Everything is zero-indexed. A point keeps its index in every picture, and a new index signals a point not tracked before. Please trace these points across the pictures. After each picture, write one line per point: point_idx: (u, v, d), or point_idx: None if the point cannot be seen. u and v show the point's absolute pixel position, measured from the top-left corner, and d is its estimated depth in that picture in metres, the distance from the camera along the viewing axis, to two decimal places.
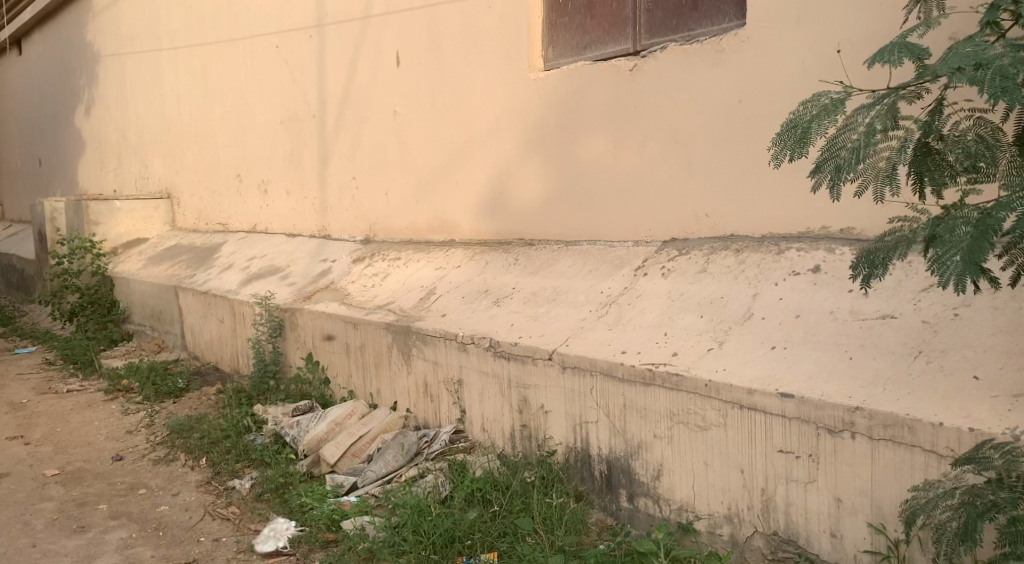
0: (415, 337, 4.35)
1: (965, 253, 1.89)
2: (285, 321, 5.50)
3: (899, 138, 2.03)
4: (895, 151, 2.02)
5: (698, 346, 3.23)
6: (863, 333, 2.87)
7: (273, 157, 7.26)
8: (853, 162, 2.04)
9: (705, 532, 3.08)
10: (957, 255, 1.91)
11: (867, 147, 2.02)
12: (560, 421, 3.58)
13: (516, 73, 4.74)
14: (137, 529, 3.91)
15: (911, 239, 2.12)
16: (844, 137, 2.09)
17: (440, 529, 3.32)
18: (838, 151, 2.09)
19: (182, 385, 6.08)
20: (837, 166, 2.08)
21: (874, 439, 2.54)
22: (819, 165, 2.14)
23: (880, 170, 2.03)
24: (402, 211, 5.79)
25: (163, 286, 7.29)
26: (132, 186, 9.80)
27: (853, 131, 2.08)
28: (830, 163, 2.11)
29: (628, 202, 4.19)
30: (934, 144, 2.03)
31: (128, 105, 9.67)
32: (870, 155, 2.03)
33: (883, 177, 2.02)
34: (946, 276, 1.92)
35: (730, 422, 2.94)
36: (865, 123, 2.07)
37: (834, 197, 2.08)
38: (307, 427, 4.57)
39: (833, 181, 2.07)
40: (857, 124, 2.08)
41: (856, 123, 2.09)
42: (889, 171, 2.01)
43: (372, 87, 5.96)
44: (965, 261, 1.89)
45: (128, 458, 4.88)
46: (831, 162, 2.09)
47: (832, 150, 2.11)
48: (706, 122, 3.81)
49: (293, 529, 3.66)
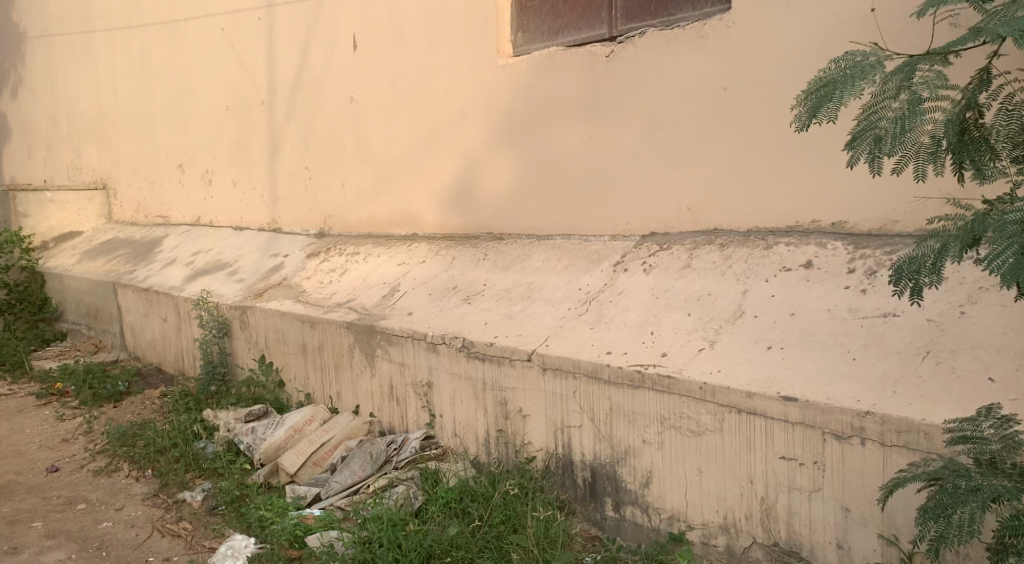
0: (380, 337, 4.10)
1: (1020, 253, 1.80)
2: (235, 320, 5.19)
3: (944, 110, 1.96)
4: (941, 128, 1.97)
5: (689, 346, 3.06)
6: (865, 332, 2.73)
7: (219, 147, 6.90)
8: (894, 135, 1.97)
9: (699, 542, 2.92)
10: (1011, 253, 1.82)
11: (912, 121, 1.95)
12: (540, 425, 3.39)
13: (483, 59, 4.51)
14: (76, 549, 3.59)
15: (951, 236, 2.00)
16: (882, 107, 2.01)
17: (416, 546, 3.10)
18: (876, 120, 2.02)
19: (123, 388, 5.71)
20: (876, 138, 2.00)
21: (886, 446, 2.41)
22: (856, 135, 2.05)
23: (923, 146, 1.98)
24: (360, 203, 5.52)
25: (99, 282, 6.87)
26: (63, 175, 9.26)
27: (891, 99, 2.00)
28: (869, 133, 2.03)
29: (604, 193, 4.01)
30: (976, 120, 1.97)
31: (58, 90, 9.13)
32: (915, 129, 1.96)
33: (926, 154, 1.98)
34: (1000, 276, 1.83)
35: (726, 428, 2.78)
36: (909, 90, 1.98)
37: (871, 171, 2.01)
38: (263, 435, 4.27)
39: (870, 154, 2.01)
40: (896, 90, 2.00)
41: (895, 89, 2.00)
42: (932, 148, 1.97)
43: (326, 72, 5.66)
44: (1020, 262, 1.80)
45: (65, 470, 4.52)
46: (870, 133, 2.01)
47: (870, 119, 2.02)
48: (688, 109, 3.64)
49: (253, 547, 3.38)
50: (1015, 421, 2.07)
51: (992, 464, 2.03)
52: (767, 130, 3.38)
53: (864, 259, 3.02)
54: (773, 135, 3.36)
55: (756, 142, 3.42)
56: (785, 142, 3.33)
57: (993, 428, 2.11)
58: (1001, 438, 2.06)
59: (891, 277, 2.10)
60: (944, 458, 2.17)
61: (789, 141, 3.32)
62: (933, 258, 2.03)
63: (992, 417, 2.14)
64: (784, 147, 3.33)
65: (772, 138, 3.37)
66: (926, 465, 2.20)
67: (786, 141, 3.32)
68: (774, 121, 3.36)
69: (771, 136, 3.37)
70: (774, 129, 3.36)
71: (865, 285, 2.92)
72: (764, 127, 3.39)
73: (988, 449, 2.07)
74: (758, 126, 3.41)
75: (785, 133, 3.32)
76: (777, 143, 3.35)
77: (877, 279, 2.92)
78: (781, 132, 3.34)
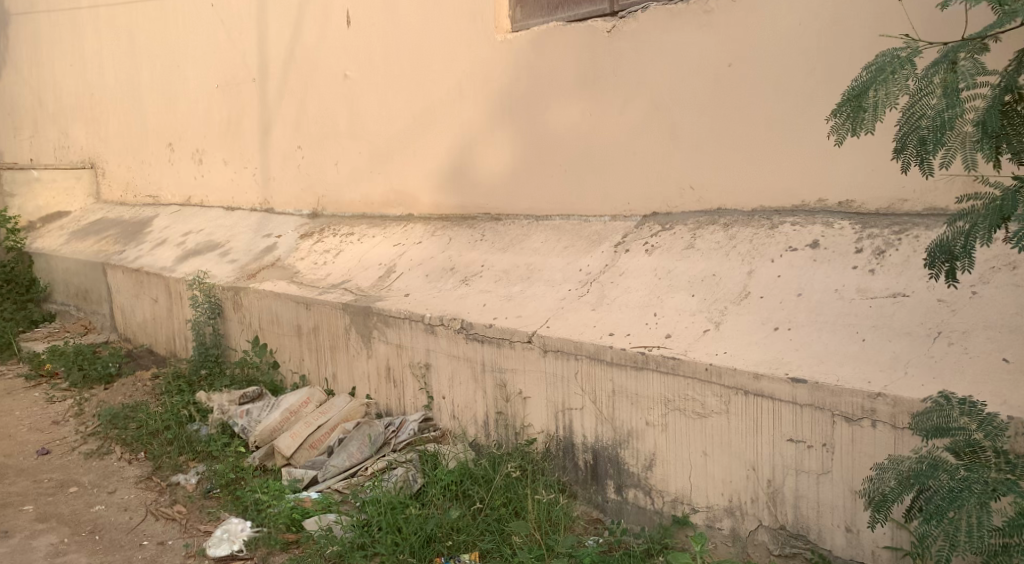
0: (376, 318, 4.03)
1: None
2: (228, 302, 5.11)
3: (983, 97, 1.96)
4: (982, 114, 1.94)
5: (693, 327, 3.01)
6: (873, 313, 2.69)
7: (210, 126, 6.79)
8: (936, 133, 1.96)
9: (704, 525, 2.88)
10: None
11: (951, 116, 1.94)
12: (541, 407, 3.34)
13: (481, 35, 4.43)
14: (69, 533, 3.52)
15: (979, 217, 1.98)
16: (921, 105, 2.01)
17: (417, 529, 3.06)
18: (917, 121, 2.01)
19: (113, 369, 5.63)
20: (920, 139, 2.00)
21: (897, 428, 2.37)
22: (899, 140, 2.06)
23: (967, 136, 1.96)
24: (354, 183, 5.43)
25: (88, 263, 6.77)
26: (49, 155, 9.12)
27: (928, 95, 1.99)
28: (913, 135, 2.02)
29: (604, 173, 3.95)
30: (1013, 102, 1.95)
31: (44, 69, 8.97)
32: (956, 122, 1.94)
33: (972, 144, 1.95)
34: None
35: (733, 410, 2.73)
36: (944, 84, 1.96)
37: (923, 172, 2.02)
38: (258, 417, 4.22)
39: (919, 156, 2.01)
40: (932, 87, 1.99)
41: (931, 85, 1.99)
42: (978, 137, 1.94)
43: (319, 50, 5.55)
44: None
45: (55, 452, 4.45)
46: (913, 135, 2.01)
47: (911, 121, 2.03)
48: (691, 86, 3.58)
49: (249, 531, 3.33)
50: (985, 405, 2.12)
51: (976, 455, 2.03)
52: (773, 107, 3.32)
53: (872, 239, 2.97)
54: (780, 112, 3.30)
55: (761, 120, 3.37)
56: (792, 120, 3.27)
57: (967, 414, 2.13)
58: (979, 425, 2.08)
59: (925, 260, 2.10)
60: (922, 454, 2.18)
61: (796, 119, 3.26)
62: (962, 241, 2.01)
63: (962, 403, 2.17)
64: (791, 125, 3.27)
65: (778, 116, 3.31)
66: (903, 462, 2.19)
67: (793, 119, 3.27)
68: (781, 97, 3.30)
69: (776, 114, 3.32)
70: (780, 106, 3.30)
71: (873, 265, 2.87)
72: (770, 105, 3.33)
73: (969, 439, 2.07)
74: (762, 103, 3.35)
75: (792, 111, 3.27)
76: (784, 121, 3.30)
77: (885, 259, 2.87)
78: (788, 110, 3.28)
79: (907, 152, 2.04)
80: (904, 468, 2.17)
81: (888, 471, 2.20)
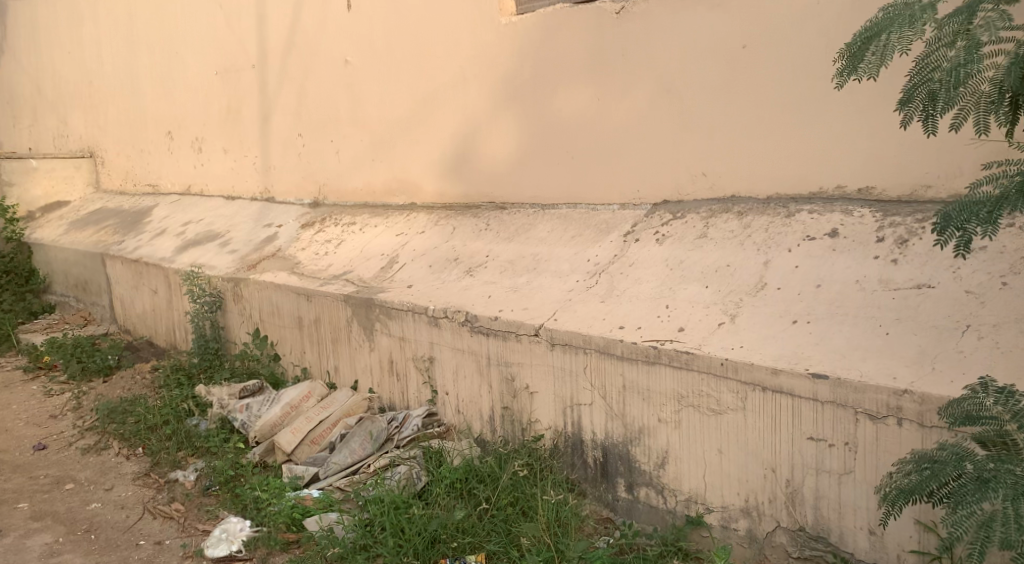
0: (378, 310, 3.92)
1: None
2: (228, 293, 5.01)
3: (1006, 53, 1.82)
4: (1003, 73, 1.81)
5: (707, 320, 2.89)
6: (897, 305, 2.57)
7: (209, 113, 6.67)
8: (948, 88, 1.85)
9: (718, 526, 2.78)
10: None
11: (968, 69, 1.82)
12: (548, 402, 3.23)
13: (485, 18, 4.29)
14: (64, 532, 3.43)
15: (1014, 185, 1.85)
16: (935, 58, 1.89)
17: (422, 530, 2.95)
18: (930, 73, 1.90)
19: (112, 362, 5.54)
20: (929, 93, 1.89)
21: (925, 427, 2.26)
22: (908, 92, 1.95)
23: (983, 96, 1.84)
24: (355, 170, 5.32)
25: (87, 253, 6.66)
26: (49, 144, 9.01)
27: (945, 47, 1.88)
28: (923, 89, 1.91)
29: (613, 160, 3.82)
30: None
31: (41, 56, 8.85)
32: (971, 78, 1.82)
33: (986, 105, 1.84)
34: None
35: (750, 407, 2.62)
36: (964, 35, 1.84)
37: (925, 129, 1.92)
38: (258, 412, 4.12)
39: (925, 112, 1.91)
40: (953, 38, 1.86)
41: (951, 35, 1.86)
42: (993, 98, 1.83)
43: (319, 34, 5.42)
44: None
45: (52, 448, 4.35)
46: (924, 87, 1.90)
47: (924, 73, 1.91)
48: (703, 69, 3.45)
49: (248, 531, 3.23)
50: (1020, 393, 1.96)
51: (1008, 448, 1.89)
52: (790, 90, 3.20)
53: (894, 228, 2.86)
54: (797, 95, 3.18)
55: (777, 104, 3.24)
56: (810, 103, 3.15)
57: (1001, 404, 1.98)
58: (1011, 413, 1.93)
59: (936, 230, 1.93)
60: (950, 448, 2.04)
61: (814, 103, 3.13)
62: (987, 207, 1.86)
63: (994, 392, 2.03)
64: (810, 109, 3.15)
65: (796, 99, 3.19)
66: (929, 455, 2.07)
67: (811, 102, 3.14)
68: (798, 80, 3.17)
69: (794, 97, 3.19)
70: (797, 89, 3.18)
71: (896, 255, 2.76)
72: (787, 88, 3.21)
73: (1000, 429, 1.93)
74: (778, 86, 3.23)
75: (810, 94, 3.14)
76: (802, 105, 3.17)
77: (908, 248, 2.76)
78: (806, 93, 3.15)
79: (913, 107, 1.94)
80: (930, 461, 2.04)
81: (912, 465, 2.08)
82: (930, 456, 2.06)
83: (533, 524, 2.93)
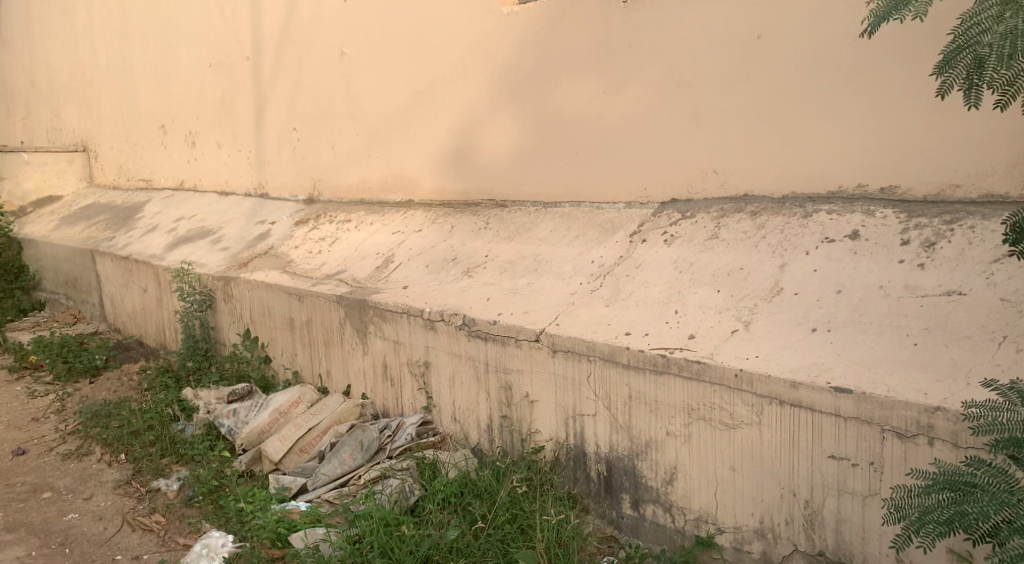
0: (372, 311, 3.74)
1: None
2: (218, 293, 4.83)
3: None
4: None
5: (720, 327, 2.71)
6: (925, 314, 2.39)
7: (203, 107, 6.49)
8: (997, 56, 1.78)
9: (730, 548, 2.60)
10: None
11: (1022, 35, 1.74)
12: (549, 412, 3.06)
13: (485, 7, 4.10)
14: (37, 545, 3.26)
15: None
16: (984, 26, 1.82)
17: (413, 549, 2.79)
18: (978, 38, 1.82)
19: (100, 362, 5.36)
20: (975, 60, 1.82)
21: (959, 448, 2.07)
22: (948, 58, 1.88)
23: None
24: (351, 166, 5.13)
25: (77, 249, 6.48)
26: (42, 137, 8.83)
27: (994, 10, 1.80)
28: (967, 53, 1.84)
29: (618, 156, 3.64)
30: None
31: (35, 48, 8.66)
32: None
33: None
34: None
35: (765, 422, 2.44)
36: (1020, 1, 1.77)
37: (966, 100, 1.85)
38: (245, 418, 3.95)
39: (969, 81, 1.84)
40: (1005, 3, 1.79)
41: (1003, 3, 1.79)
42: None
43: (315, 24, 5.23)
44: None
45: (32, 453, 4.18)
46: (970, 52, 1.83)
47: (970, 35, 1.84)
48: (715, 60, 3.26)
49: (230, 546, 3.06)
50: None
51: None
52: (807, 83, 3.02)
53: (920, 229, 2.68)
54: (815, 88, 2.99)
55: (794, 97, 3.06)
56: (830, 96, 2.96)
57: None
58: None
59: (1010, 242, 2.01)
60: (982, 465, 1.83)
61: (835, 96, 2.95)
62: None
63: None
64: (830, 102, 2.96)
65: (814, 93, 3.00)
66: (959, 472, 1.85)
67: (831, 96, 2.96)
68: (817, 72, 2.98)
69: (812, 90, 3.01)
70: (816, 82, 2.99)
71: (923, 259, 2.58)
72: (804, 81, 3.02)
73: None
74: (794, 79, 3.05)
75: (829, 87, 2.96)
76: (821, 98, 2.98)
77: (935, 252, 2.58)
78: (825, 85, 2.97)
79: (954, 73, 1.87)
80: (963, 480, 1.82)
81: (938, 482, 1.86)
82: (961, 475, 1.84)
83: (533, 548, 2.75)
